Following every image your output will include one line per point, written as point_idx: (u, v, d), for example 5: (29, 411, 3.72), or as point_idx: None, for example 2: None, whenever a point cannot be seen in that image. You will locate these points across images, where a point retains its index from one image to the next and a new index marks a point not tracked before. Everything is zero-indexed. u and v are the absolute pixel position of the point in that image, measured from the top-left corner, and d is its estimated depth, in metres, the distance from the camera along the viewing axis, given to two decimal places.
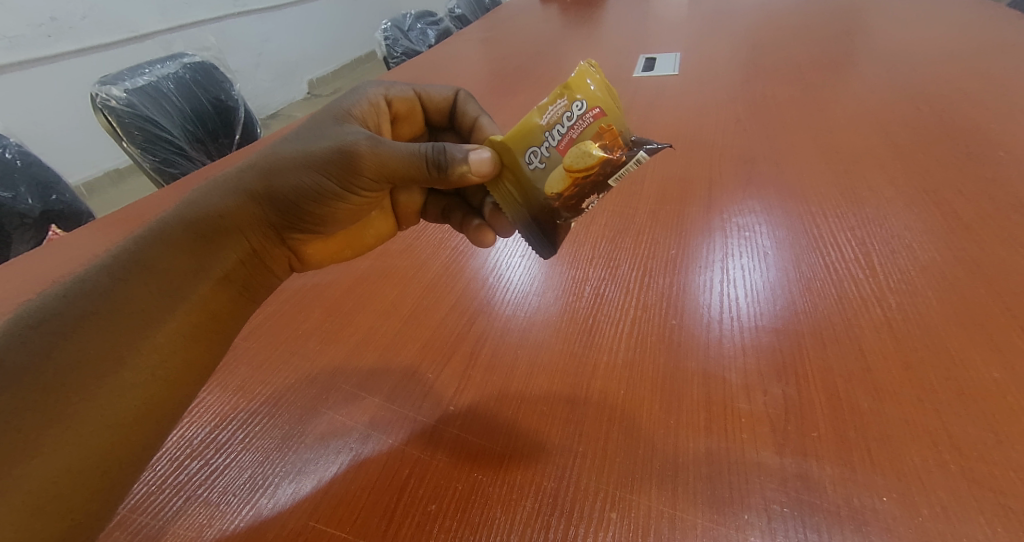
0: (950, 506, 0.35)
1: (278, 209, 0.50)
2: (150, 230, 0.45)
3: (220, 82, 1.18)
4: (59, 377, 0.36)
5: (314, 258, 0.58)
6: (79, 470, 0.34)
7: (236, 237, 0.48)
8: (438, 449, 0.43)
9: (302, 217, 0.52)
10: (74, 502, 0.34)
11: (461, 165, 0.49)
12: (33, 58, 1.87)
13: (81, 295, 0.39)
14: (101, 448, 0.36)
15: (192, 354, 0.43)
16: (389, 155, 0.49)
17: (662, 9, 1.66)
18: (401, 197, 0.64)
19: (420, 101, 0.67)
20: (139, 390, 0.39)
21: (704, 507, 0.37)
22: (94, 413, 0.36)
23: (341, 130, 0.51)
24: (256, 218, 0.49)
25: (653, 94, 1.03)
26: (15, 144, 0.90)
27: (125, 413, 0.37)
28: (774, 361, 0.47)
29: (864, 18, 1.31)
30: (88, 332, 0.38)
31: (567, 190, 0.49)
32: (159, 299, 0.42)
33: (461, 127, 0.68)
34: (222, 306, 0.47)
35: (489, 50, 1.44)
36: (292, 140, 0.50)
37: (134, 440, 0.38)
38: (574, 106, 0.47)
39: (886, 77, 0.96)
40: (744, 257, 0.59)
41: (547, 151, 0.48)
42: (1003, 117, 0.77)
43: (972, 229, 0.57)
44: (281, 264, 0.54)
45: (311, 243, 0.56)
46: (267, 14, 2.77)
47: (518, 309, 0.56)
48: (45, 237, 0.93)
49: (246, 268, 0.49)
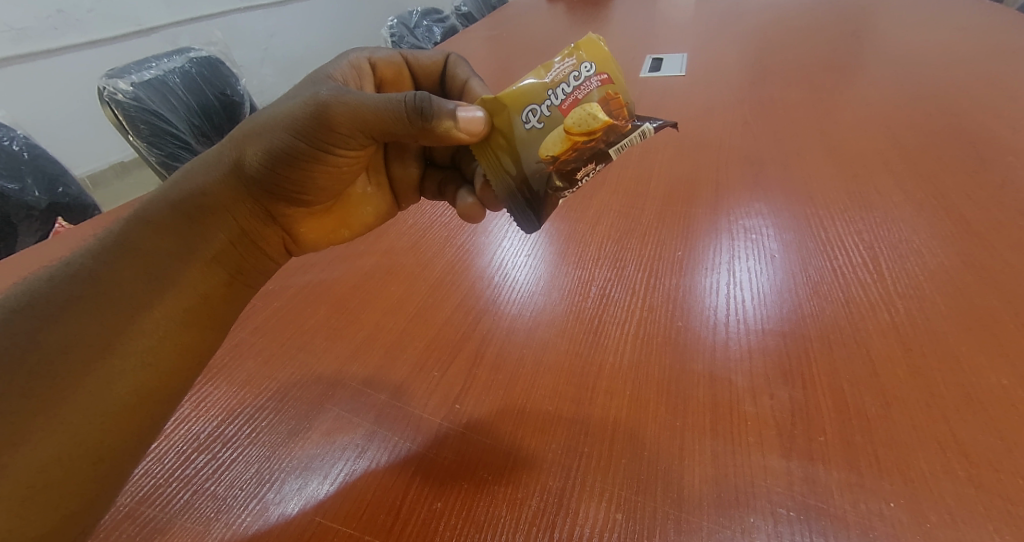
0: (957, 513, 0.35)
1: (259, 184, 0.49)
2: (152, 221, 0.45)
3: (225, 77, 1.18)
4: (53, 369, 0.36)
5: (311, 237, 0.57)
6: (70, 459, 0.35)
7: (223, 216, 0.48)
8: (444, 448, 0.43)
9: (286, 186, 0.50)
10: (67, 491, 0.34)
11: (441, 116, 0.46)
12: (40, 51, 1.88)
13: (86, 287, 0.40)
14: (91, 436, 0.36)
15: (185, 342, 0.43)
16: (363, 108, 0.46)
17: (669, 9, 1.66)
18: (395, 170, 0.64)
19: (408, 66, 0.67)
20: (129, 377, 0.39)
21: (709, 509, 0.37)
22: (83, 402, 0.36)
23: (314, 88, 0.49)
24: (238, 196, 0.49)
25: (659, 94, 1.03)
26: (22, 136, 0.90)
27: (117, 400, 0.38)
28: (780, 364, 0.47)
29: (872, 21, 1.31)
30: (83, 322, 0.38)
31: (564, 152, 0.49)
32: (152, 287, 0.42)
33: (451, 93, 0.68)
34: (217, 291, 0.46)
35: (496, 48, 1.45)
36: (261, 113, 0.50)
37: (128, 428, 0.38)
38: (581, 68, 0.49)
39: (894, 81, 0.95)
40: (752, 260, 0.59)
41: (548, 110, 0.48)
42: (1013, 122, 0.77)
43: (981, 235, 0.57)
44: (276, 244, 0.53)
45: (304, 220, 0.55)
46: (273, 10, 2.77)
47: (524, 308, 0.56)
48: (50, 229, 0.92)
49: (239, 249, 0.48)
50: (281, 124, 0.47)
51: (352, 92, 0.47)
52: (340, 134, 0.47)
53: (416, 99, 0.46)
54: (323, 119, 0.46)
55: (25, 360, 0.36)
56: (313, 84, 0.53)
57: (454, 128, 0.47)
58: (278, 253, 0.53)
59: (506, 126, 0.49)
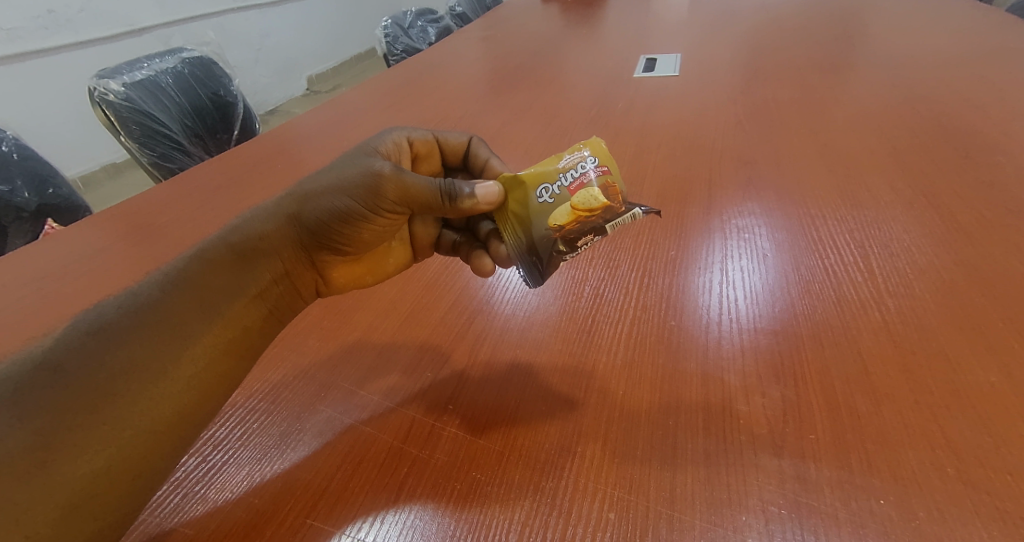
0: (945, 509, 0.36)
1: (309, 233, 0.48)
2: (209, 258, 0.43)
3: (219, 77, 1.17)
4: (87, 378, 0.35)
5: (340, 282, 0.54)
6: (115, 474, 0.34)
7: (271, 257, 0.47)
8: (437, 450, 0.43)
9: (331, 239, 0.49)
10: (109, 502, 0.34)
11: (463, 196, 0.49)
12: (31, 51, 1.86)
13: (132, 308, 0.39)
14: (137, 452, 0.36)
15: (222, 369, 0.41)
16: (414, 184, 0.48)
17: (663, 9, 1.67)
18: (416, 228, 0.58)
19: (438, 144, 0.64)
20: (174, 399, 0.38)
21: (702, 507, 0.37)
22: (124, 414, 0.36)
23: (370, 157, 0.51)
24: (288, 240, 0.48)
25: (652, 94, 1.04)
26: (12, 137, 0.89)
27: (159, 420, 0.37)
28: (772, 362, 0.47)
29: (863, 21, 1.32)
30: (126, 338, 0.38)
31: (570, 223, 0.49)
32: (201, 315, 0.41)
33: (473, 170, 0.66)
34: (253, 324, 0.45)
35: (490, 48, 1.45)
36: (321, 172, 0.50)
37: (166, 447, 0.37)
38: (588, 159, 0.50)
39: (884, 81, 0.96)
40: (744, 259, 0.59)
41: (559, 189, 0.49)
42: (1002, 122, 0.78)
43: (971, 233, 0.58)
44: (310, 288, 0.52)
45: (341, 268, 0.53)
46: (266, 10, 2.77)
47: (517, 309, 0.56)
48: (40, 230, 0.92)
49: (279, 289, 0.47)
50: (338, 185, 0.47)
51: (407, 170, 0.49)
52: (388, 202, 0.48)
53: (454, 184, 0.49)
54: (377, 188, 0.47)
55: (82, 376, 0.35)
56: (365, 152, 0.53)
57: (473, 202, 0.49)
58: (310, 295, 0.52)
59: (518, 200, 0.50)
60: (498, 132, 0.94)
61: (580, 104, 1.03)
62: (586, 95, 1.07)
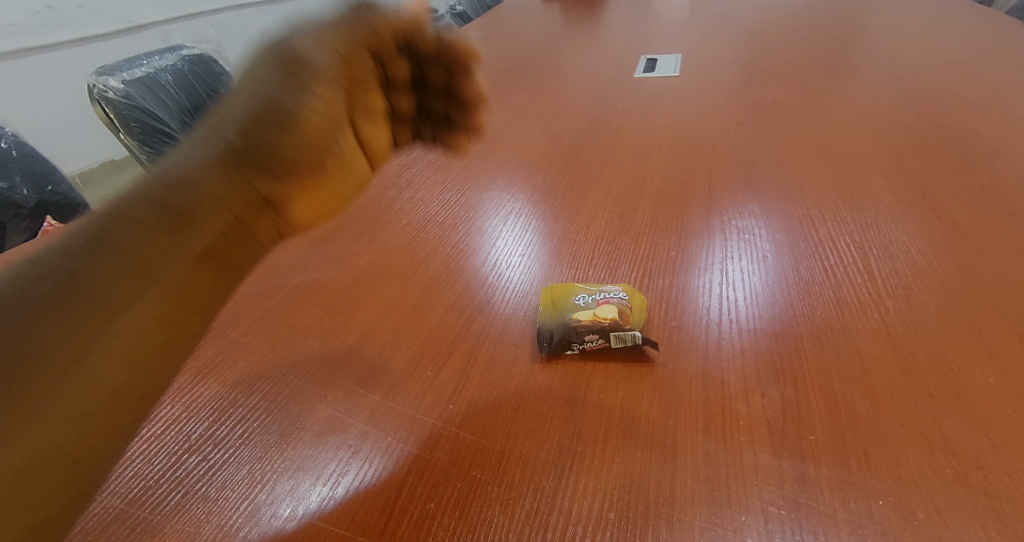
0: (945, 510, 0.36)
1: (242, 155, 0.38)
2: (133, 218, 0.35)
3: (219, 76, 1.18)
4: (4, 346, 0.29)
5: (303, 220, 0.41)
6: (48, 466, 0.28)
7: (212, 206, 0.37)
8: (438, 448, 0.43)
9: (267, 152, 0.38)
10: (43, 496, 0.28)
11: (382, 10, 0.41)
12: (29, 47, 1.86)
13: (40, 276, 0.31)
14: (73, 436, 0.29)
15: (168, 334, 0.34)
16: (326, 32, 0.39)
17: (663, 9, 1.67)
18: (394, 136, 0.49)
19: None
20: (111, 374, 0.32)
21: (702, 508, 0.37)
22: (48, 396, 0.29)
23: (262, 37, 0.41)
24: (228, 175, 0.38)
25: (652, 94, 1.04)
26: (11, 135, 0.89)
27: (100, 398, 0.31)
28: (772, 363, 0.47)
29: (862, 23, 1.32)
30: (41, 313, 0.30)
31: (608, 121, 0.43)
32: (139, 277, 0.34)
33: None
34: (201, 286, 0.37)
35: (491, 47, 1.45)
36: (222, 96, 0.41)
37: (104, 429, 0.31)
38: None
39: (884, 82, 0.97)
40: (744, 260, 0.59)
41: None
42: (1001, 124, 0.78)
43: (970, 235, 0.58)
44: (273, 233, 0.40)
45: (293, 196, 0.40)
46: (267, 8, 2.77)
47: (518, 308, 0.56)
48: (38, 228, 0.92)
49: (232, 239, 0.38)
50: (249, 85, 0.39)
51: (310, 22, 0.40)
52: (315, 68, 0.38)
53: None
54: (289, 54, 0.38)
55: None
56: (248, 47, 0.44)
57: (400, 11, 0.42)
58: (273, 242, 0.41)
59: (546, 303, 0.54)
60: (498, 132, 0.95)
61: (580, 104, 1.03)
62: (586, 95, 1.07)
